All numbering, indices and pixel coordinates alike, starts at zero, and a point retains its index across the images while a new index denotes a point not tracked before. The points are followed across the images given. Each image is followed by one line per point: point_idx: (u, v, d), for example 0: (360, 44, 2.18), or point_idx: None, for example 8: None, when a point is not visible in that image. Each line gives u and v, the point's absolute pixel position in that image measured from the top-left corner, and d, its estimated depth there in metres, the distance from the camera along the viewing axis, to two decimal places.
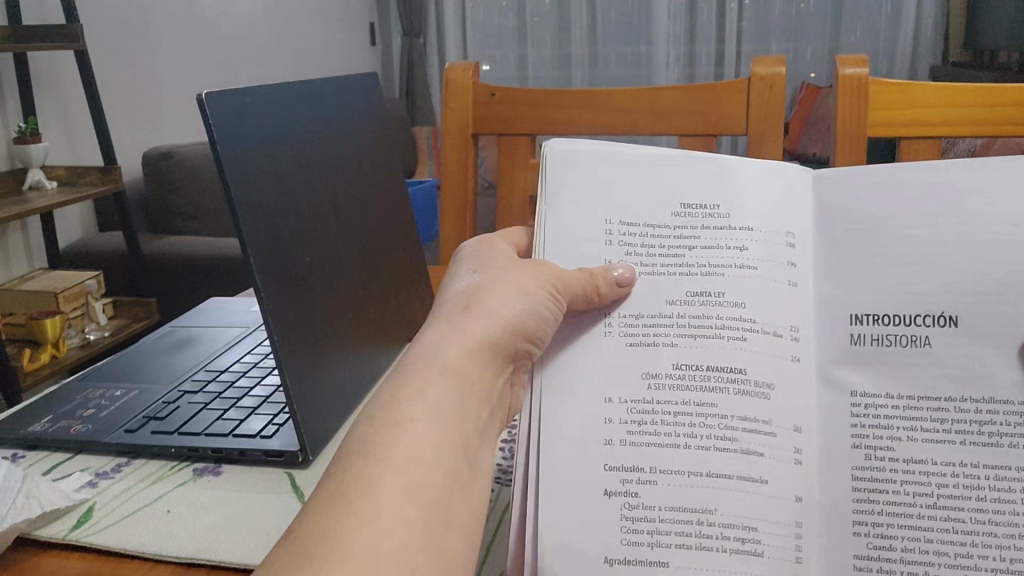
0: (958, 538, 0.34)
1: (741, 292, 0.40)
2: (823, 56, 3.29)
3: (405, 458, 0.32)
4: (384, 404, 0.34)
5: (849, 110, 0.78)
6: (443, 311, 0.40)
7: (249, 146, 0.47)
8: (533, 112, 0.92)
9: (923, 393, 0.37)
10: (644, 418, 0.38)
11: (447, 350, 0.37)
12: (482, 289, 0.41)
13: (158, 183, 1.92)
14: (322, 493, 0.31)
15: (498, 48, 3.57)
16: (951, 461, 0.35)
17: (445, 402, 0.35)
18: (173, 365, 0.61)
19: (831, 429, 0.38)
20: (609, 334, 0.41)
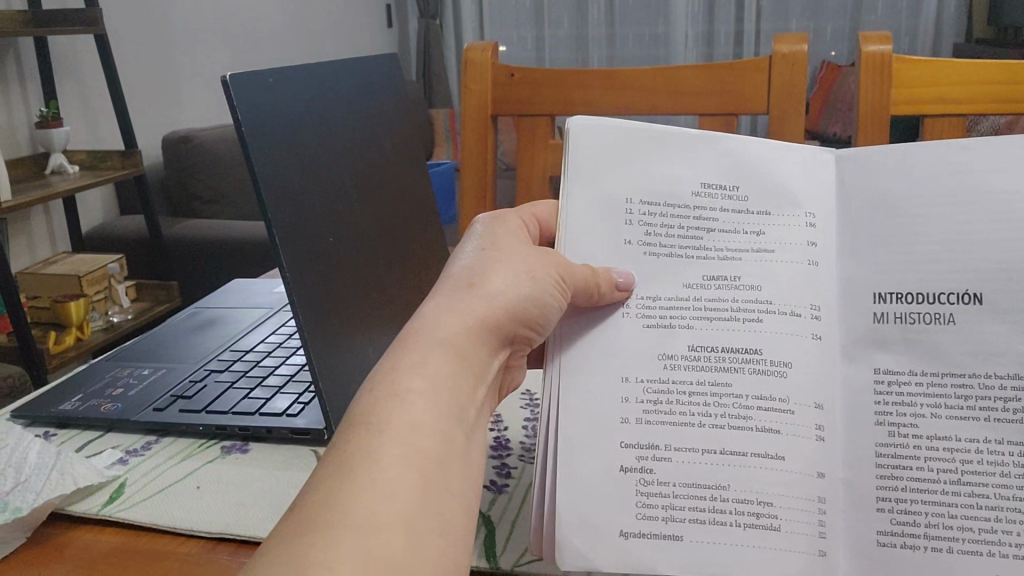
0: (981, 514, 0.35)
1: (758, 275, 0.40)
2: (843, 34, 3.26)
3: (406, 428, 0.31)
4: (384, 373, 0.33)
5: (872, 87, 0.78)
6: (441, 287, 0.39)
7: (271, 125, 0.47)
8: (553, 92, 0.92)
9: (947, 370, 0.37)
10: (660, 397, 0.39)
11: (448, 323, 0.36)
12: (483, 267, 0.40)
13: (178, 167, 1.93)
14: (325, 461, 0.29)
15: (515, 29, 3.55)
16: (975, 438, 0.35)
17: (445, 379, 0.33)
18: (199, 345, 0.62)
19: (854, 406, 0.38)
20: (627, 316, 0.41)
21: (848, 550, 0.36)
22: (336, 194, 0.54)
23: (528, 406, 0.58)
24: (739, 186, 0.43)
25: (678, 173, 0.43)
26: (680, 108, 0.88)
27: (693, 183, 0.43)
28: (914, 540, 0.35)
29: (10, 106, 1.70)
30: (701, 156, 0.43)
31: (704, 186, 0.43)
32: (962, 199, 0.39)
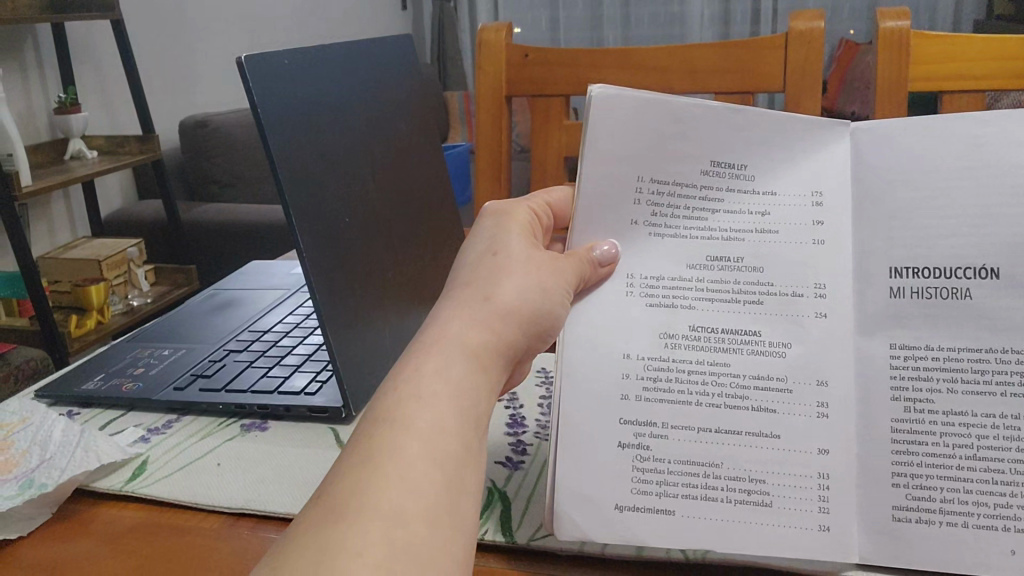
0: (998, 489, 0.35)
1: (761, 258, 0.40)
2: (862, 11, 3.22)
3: (427, 427, 0.31)
4: (406, 374, 0.33)
5: (888, 63, 0.77)
6: (460, 284, 0.39)
7: (290, 109, 0.48)
8: (568, 72, 0.92)
9: (964, 345, 0.37)
10: (659, 375, 0.39)
11: (469, 324, 0.36)
12: (501, 261, 0.40)
13: (195, 151, 1.94)
14: (347, 458, 0.30)
15: (529, 10, 3.53)
16: (991, 413, 0.36)
17: (464, 380, 0.34)
18: (218, 326, 0.63)
19: (867, 383, 0.38)
20: (631, 294, 0.41)
21: (862, 526, 0.37)
22: (350, 175, 0.54)
23: (543, 384, 0.59)
24: (750, 164, 0.41)
25: (692, 151, 0.41)
26: (694, 87, 0.88)
27: (704, 162, 0.41)
28: (927, 515, 0.36)
29: (28, 92, 1.72)
30: (718, 132, 0.41)
31: (714, 165, 0.41)
32: (980, 170, 0.38)
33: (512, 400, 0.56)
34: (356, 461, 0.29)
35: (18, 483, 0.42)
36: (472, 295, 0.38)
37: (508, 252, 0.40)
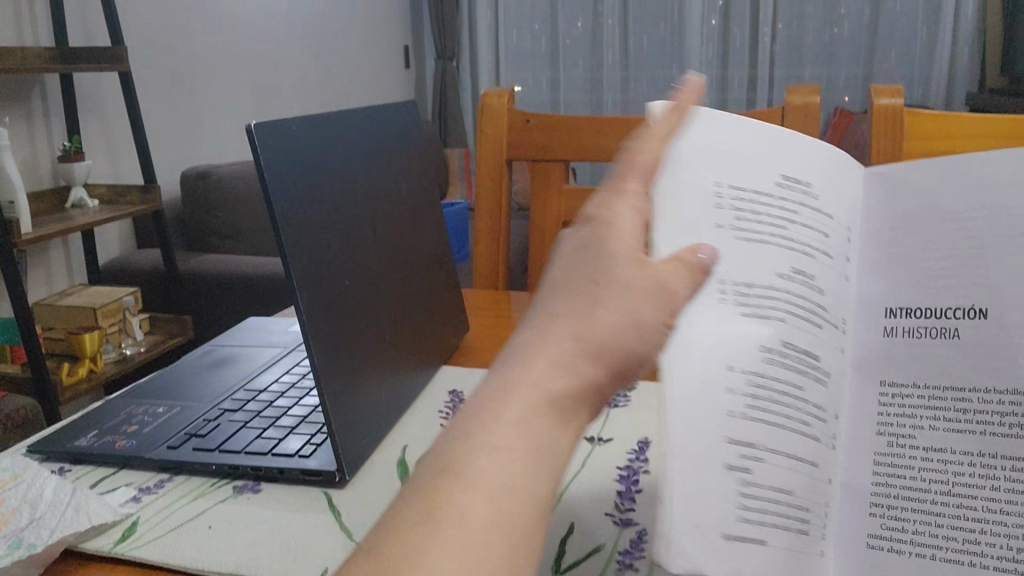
0: (968, 525, 0.36)
1: (827, 281, 0.39)
2: (857, 81, 3.29)
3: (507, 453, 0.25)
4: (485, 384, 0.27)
5: (882, 134, 0.81)
6: (553, 276, 0.29)
7: (296, 172, 0.49)
8: (568, 138, 0.94)
9: (948, 383, 0.37)
10: (759, 394, 0.36)
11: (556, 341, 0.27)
12: (603, 241, 0.29)
13: (196, 203, 1.96)
14: (404, 496, 0.24)
15: (531, 71, 3.59)
16: (968, 452, 0.36)
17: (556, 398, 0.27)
18: (214, 384, 0.63)
19: (857, 415, 0.39)
20: (725, 301, 0.36)
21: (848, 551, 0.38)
22: (351, 239, 0.54)
23: None
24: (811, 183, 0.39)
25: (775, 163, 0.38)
26: None
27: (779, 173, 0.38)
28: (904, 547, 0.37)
29: (33, 140, 1.73)
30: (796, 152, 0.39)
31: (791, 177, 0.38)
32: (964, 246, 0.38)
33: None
34: (416, 505, 0.24)
35: (7, 542, 0.42)
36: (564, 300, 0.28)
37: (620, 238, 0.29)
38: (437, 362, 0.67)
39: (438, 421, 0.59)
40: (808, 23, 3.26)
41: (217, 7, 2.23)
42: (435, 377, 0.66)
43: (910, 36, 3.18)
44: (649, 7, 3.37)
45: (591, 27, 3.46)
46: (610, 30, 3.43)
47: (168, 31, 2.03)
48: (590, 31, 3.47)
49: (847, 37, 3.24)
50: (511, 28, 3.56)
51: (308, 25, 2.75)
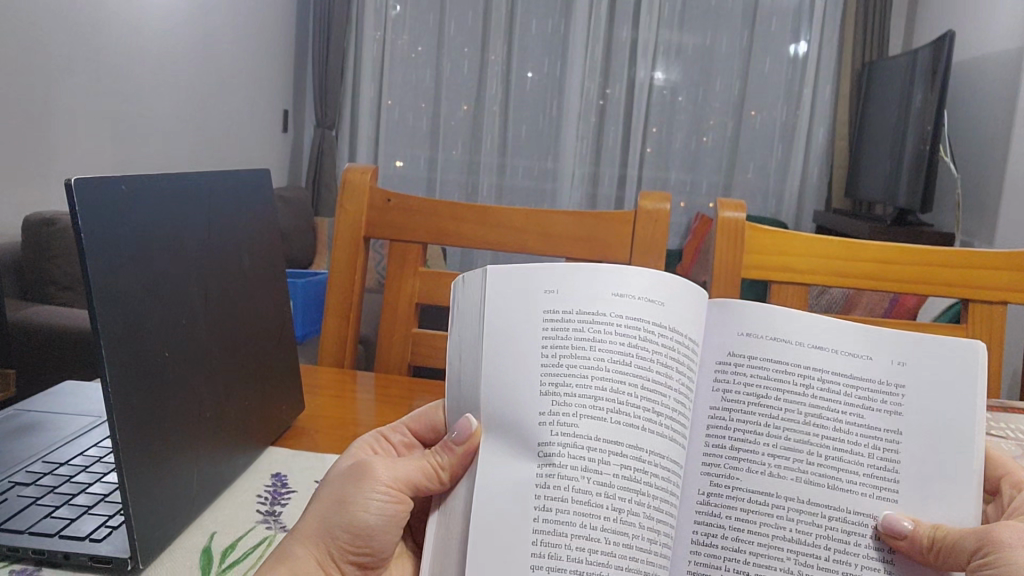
0: (791, 550, 0.41)
1: (822, 358, 0.43)
2: (717, 188, 3.50)
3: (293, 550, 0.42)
4: (300, 525, 0.43)
5: (726, 249, 0.88)
6: (327, 488, 0.45)
7: (119, 238, 0.46)
8: (428, 222, 0.94)
9: (787, 463, 0.42)
10: (794, 485, 0.42)
11: (326, 539, 0.42)
12: (383, 468, 0.44)
13: (36, 251, 1.85)
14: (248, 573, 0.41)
15: (410, 148, 3.60)
16: (777, 532, 0.41)
17: (316, 534, 0.43)
18: (9, 452, 0.58)
19: (734, 489, 0.42)
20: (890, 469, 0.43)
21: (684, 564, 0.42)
22: (177, 306, 0.52)
23: None
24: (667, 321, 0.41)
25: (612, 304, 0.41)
26: (548, 249, 0.92)
27: (545, 305, 0.42)
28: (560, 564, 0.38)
29: None
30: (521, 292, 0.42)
31: (458, 411, 0.44)
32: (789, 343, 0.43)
33: None
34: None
35: None
36: (318, 514, 0.43)
37: (390, 441, 0.49)
38: (264, 441, 0.65)
39: (254, 507, 0.56)
40: (677, 130, 3.46)
41: (83, 53, 2.14)
42: (255, 461, 0.62)
43: (768, 152, 3.42)
44: (530, 100, 3.48)
45: (473, 110, 3.53)
46: (491, 114, 3.51)
47: (29, 75, 1.94)
48: (472, 113, 3.54)
49: (711, 147, 3.46)
50: (395, 104, 3.57)
51: (182, 82, 2.69)
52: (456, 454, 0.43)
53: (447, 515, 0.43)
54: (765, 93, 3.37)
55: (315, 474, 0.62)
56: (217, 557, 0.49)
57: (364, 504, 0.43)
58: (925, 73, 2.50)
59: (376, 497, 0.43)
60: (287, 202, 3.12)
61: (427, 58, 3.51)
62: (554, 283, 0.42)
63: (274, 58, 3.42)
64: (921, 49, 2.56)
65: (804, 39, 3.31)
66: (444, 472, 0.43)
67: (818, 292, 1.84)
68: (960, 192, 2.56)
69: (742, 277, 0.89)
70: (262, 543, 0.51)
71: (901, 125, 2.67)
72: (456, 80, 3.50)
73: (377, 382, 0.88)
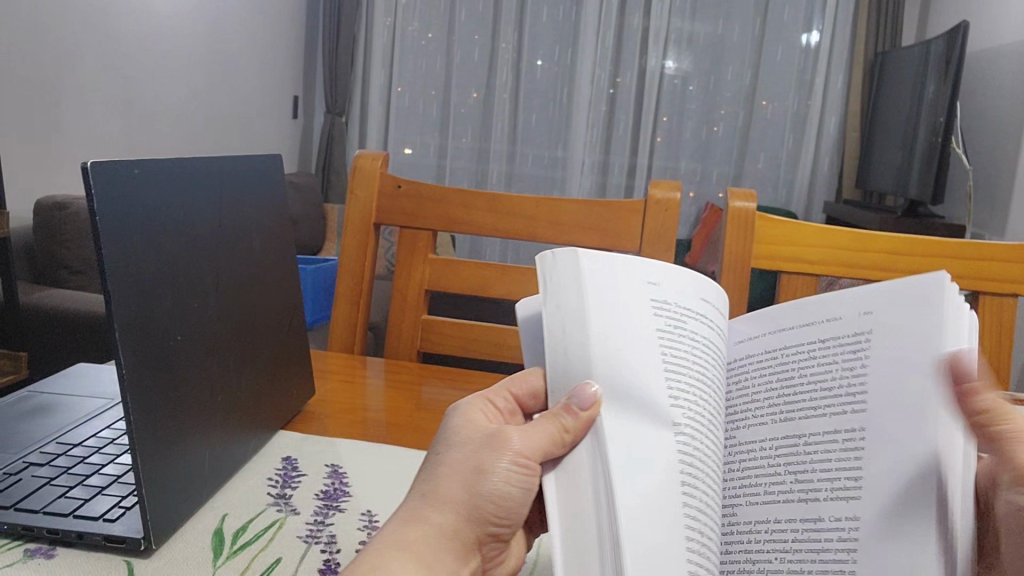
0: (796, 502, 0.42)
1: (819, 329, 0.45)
2: (727, 178, 3.49)
3: (421, 530, 0.38)
4: (419, 502, 0.40)
5: (736, 240, 0.88)
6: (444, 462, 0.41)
7: (131, 219, 0.46)
8: (438, 209, 0.95)
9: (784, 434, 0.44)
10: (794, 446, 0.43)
11: (463, 512, 0.39)
12: (505, 433, 0.41)
13: (48, 235, 1.85)
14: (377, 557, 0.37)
15: (420, 135, 3.60)
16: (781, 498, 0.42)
17: (442, 514, 0.39)
18: (24, 433, 0.58)
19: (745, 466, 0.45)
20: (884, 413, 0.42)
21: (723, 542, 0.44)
22: (190, 289, 0.52)
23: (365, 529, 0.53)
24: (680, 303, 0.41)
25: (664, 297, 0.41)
26: (558, 238, 0.92)
27: (649, 293, 0.41)
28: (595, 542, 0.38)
29: None
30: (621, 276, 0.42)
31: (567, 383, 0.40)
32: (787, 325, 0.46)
33: (332, 512, 0.54)
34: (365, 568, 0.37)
35: None
36: (450, 483, 0.40)
37: (496, 407, 0.45)
38: (274, 424, 0.65)
39: (263, 489, 0.56)
40: (687, 120, 3.44)
41: (93, 38, 2.14)
42: (264, 447, 0.63)
43: (779, 143, 3.41)
44: (540, 87, 3.47)
45: (483, 97, 3.52)
46: (501, 102, 3.50)
47: (40, 61, 1.94)
48: (481, 100, 3.53)
49: (721, 137, 3.45)
50: (404, 91, 3.57)
51: (192, 67, 2.69)
52: (582, 421, 0.39)
53: (571, 486, 0.39)
54: (777, 82, 3.35)
55: (325, 459, 0.62)
56: (228, 539, 0.50)
57: (492, 475, 0.40)
58: (937, 63, 2.48)
59: (507, 466, 0.40)
60: (297, 188, 3.13)
61: (437, 45, 3.50)
62: (656, 274, 0.41)
63: (285, 44, 3.42)
64: (934, 39, 2.55)
65: (817, 29, 3.28)
66: (568, 437, 0.39)
67: (828, 283, 1.84)
68: (970, 184, 2.55)
69: (752, 266, 0.89)
70: (272, 525, 0.52)
71: (913, 115, 2.66)
72: (465, 67, 3.49)
73: (387, 367, 0.89)
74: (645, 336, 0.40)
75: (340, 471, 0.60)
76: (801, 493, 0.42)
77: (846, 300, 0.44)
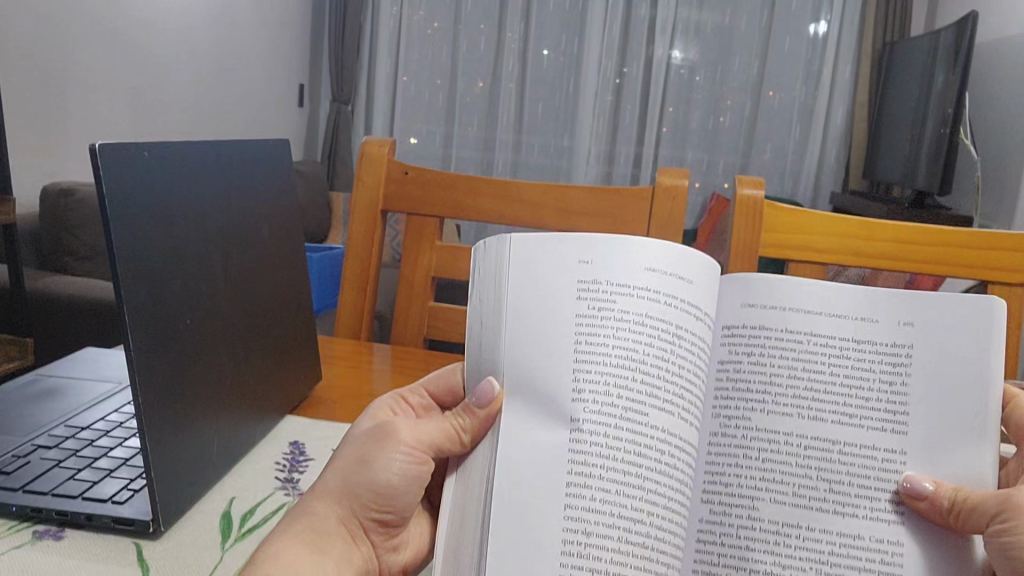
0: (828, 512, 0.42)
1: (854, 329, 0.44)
2: (734, 168, 3.48)
3: (318, 518, 0.42)
4: (317, 492, 0.43)
5: (744, 228, 0.88)
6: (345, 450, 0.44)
7: (142, 203, 0.46)
8: (446, 196, 0.94)
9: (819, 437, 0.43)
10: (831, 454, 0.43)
11: (351, 499, 0.43)
12: (399, 426, 0.44)
13: (55, 222, 1.86)
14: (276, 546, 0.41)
15: (426, 124, 3.60)
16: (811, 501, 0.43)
17: (337, 501, 0.43)
18: (33, 416, 0.59)
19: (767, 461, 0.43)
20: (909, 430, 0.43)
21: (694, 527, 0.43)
22: (199, 274, 0.52)
23: None
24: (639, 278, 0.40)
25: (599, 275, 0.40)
26: (566, 225, 0.92)
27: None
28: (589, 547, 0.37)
29: None
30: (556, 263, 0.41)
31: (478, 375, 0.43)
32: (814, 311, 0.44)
33: None
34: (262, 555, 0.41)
35: None
36: (342, 472, 0.43)
37: (408, 403, 0.48)
38: (281, 410, 0.65)
39: (271, 473, 0.57)
40: (693, 110, 3.43)
41: (99, 25, 2.13)
42: (271, 432, 0.63)
43: (786, 133, 3.39)
44: (547, 76, 3.46)
45: (489, 87, 3.51)
46: (507, 92, 3.49)
47: (47, 48, 1.94)
48: (487, 90, 3.52)
49: (728, 127, 3.43)
50: (410, 80, 3.56)
51: (198, 54, 2.68)
52: (476, 418, 0.42)
53: (464, 480, 0.42)
54: (785, 72, 3.33)
55: (332, 444, 0.62)
56: (237, 522, 0.50)
57: (388, 466, 0.43)
58: (947, 53, 2.46)
59: (397, 458, 0.43)
60: (303, 176, 3.12)
61: (444, 34, 3.49)
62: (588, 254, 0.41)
63: (291, 32, 3.42)
64: (944, 29, 2.53)
65: (825, 19, 3.27)
66: (465, 435, 0.42)
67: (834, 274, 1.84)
68: (978, 175, 2.53)
69: (760, 254, 0.88)
70: (281, 509, 0.52)
71: (922, 106, 2.64)
72: (472, 56, 3.48)
73: (394, 354, 0.89)
74: (563, 324, 0.40)
75: None
76: (836, 504, 0.42)
77: (885, 301, 0.45)
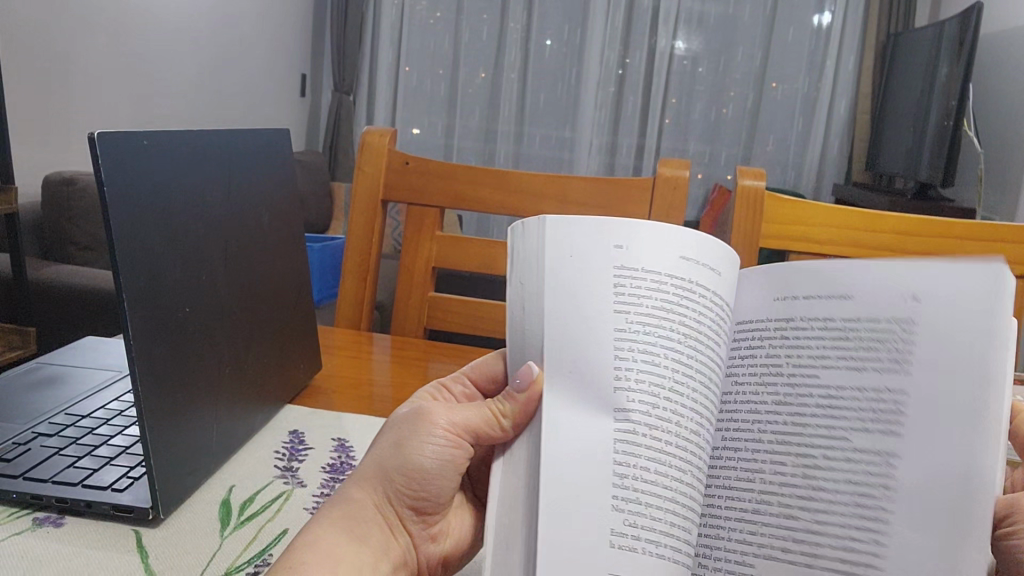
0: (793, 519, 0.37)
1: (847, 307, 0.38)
2: (736, 160, 3.48)
3: (356, 501, 0.42)
4: (354, 478, 0.43)
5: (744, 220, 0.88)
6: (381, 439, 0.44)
7: (141, 191, 0.46)
8: (446, 186, 0.94)
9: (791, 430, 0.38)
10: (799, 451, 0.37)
11: (384, 484, 0.42)
12: (434, 411, 0.43)
13: (57, 211, 1.86)
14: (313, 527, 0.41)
15: (427, 115, 3.59)
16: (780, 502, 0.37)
17: (374, 486, 0.42)
18: (34, 403, 0.59)
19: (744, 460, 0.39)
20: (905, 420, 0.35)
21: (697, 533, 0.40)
22: (198, 262, 0.52)
23: None
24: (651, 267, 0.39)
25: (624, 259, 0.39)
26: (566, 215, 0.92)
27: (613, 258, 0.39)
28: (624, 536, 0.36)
29: None
30: (589, 238, 0.40)
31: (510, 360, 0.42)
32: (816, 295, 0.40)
33: (339, 484, 0.54)
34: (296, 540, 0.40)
35: None
36: (378, 457, 0.43)
37: (450, 392, 0.48)
38: (281, 399, 0.65)
39: (271, 462, 0.57)
40: (696, 101, 3.43)
41: (101, 15, 2.13)
42: (271, 421, 0.63)
43: (789, 124, 3.38)
44: (549, 67, 3.45)
45: (491, 78, 3.50)
46: (509, 83, 3.49)
47: (49, 37, 1.94)
48: (489, 82, 3.51)
49: (730, 118, 3.43)
50: (412, 70, 3.55)
51: (200, 44, 2.68)
52: (518, 401, 0.40)
53: (507, 465, 0.41)
54: (787, 64, 3.32)
55: (331, 433, 0.63)
56: (236, 509, 0.50)
57: (422, 451, 0.42)
58: (950, 44, 2.45)
59: (432, 441, 0.42)
60: (304, 165, 3.12)
61: (445, 24, 3.48)
62: (622, 237, 0.39)
63: (293, 22, 3.41)
64: (947, 20, 2.52)
65: (828, 10, 3.25)
66: (508, 419, 0.41)
67: None
68: (981, 167, 2.52)
69: (760, 246, 0.88)
70: (280, 497, 0.52)
71: (925, 98, 2.63)
72: (474, 46, 3.47)
73: (394, 344, 0.89)
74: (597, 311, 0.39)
75: (346, 445, 0.61)
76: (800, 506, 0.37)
77: (888, 280, 0.38)
